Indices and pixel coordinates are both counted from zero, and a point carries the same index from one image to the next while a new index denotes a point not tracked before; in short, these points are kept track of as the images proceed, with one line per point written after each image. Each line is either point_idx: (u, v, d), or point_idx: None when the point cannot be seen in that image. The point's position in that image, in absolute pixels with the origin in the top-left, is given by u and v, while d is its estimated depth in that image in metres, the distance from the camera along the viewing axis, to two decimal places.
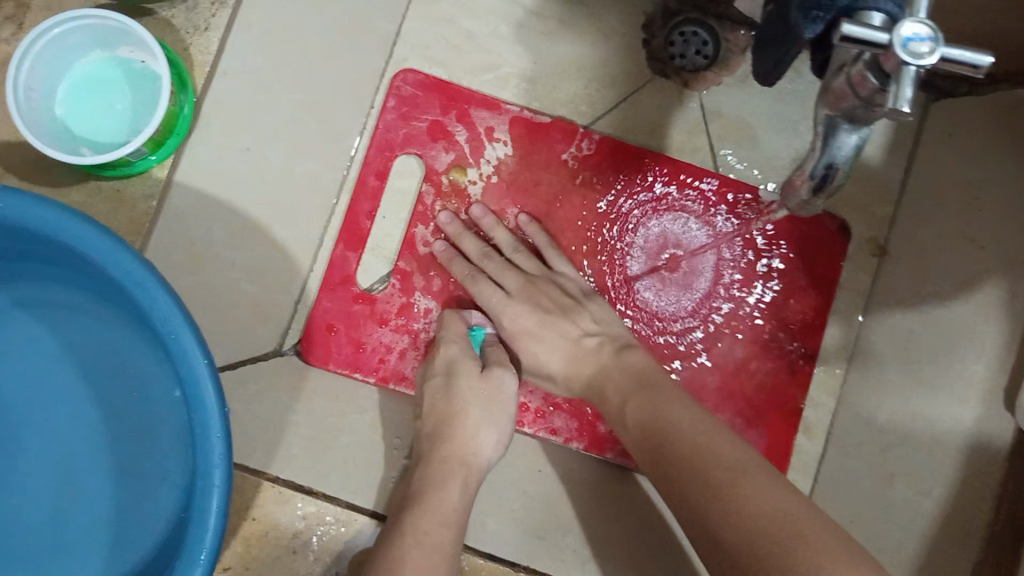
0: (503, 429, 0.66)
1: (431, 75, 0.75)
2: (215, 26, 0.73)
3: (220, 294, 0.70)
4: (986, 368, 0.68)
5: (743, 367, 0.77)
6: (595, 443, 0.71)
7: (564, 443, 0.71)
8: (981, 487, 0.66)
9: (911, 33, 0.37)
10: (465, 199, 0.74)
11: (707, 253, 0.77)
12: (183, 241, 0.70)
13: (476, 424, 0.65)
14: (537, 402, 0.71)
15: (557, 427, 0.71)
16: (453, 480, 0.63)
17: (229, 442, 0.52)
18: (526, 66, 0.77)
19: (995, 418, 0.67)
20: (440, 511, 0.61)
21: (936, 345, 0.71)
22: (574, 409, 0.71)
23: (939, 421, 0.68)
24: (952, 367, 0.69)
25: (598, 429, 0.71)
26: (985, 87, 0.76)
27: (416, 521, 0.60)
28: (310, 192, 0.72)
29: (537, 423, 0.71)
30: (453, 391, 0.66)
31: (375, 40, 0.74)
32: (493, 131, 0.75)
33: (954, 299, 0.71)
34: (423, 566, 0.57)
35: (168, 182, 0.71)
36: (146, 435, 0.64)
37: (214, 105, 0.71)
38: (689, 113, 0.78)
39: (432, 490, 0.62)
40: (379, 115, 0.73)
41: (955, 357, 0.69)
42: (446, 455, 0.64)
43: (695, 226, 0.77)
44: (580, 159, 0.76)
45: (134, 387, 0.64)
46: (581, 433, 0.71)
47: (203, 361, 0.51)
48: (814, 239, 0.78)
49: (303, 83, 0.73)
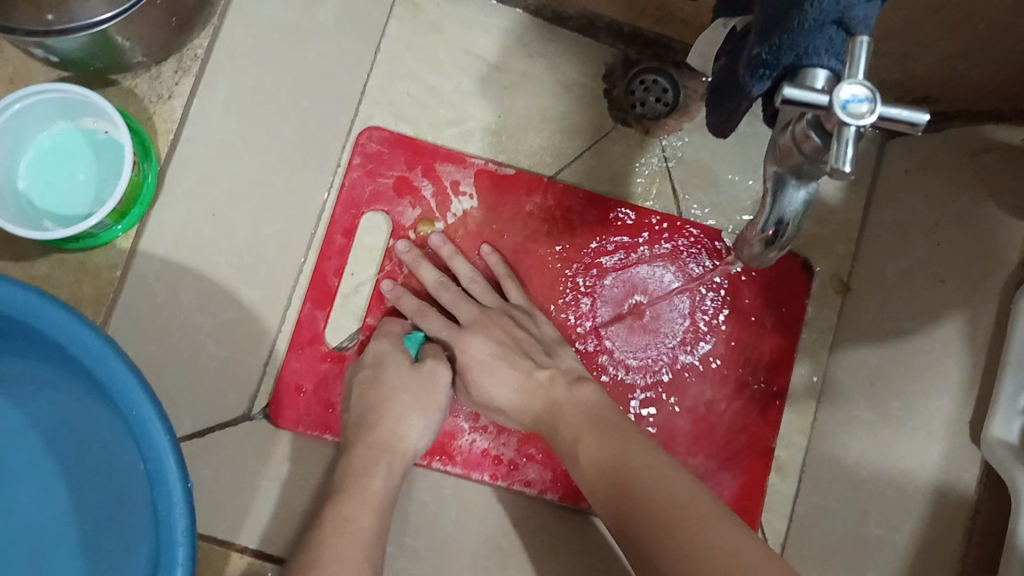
0: (430, 417, 0.68)
1: (396, 132, 0.75)
2: (178, 94, 0.73)
3: (187, 360, 0.69)
4: (951, 403, 0.67)
5: (713, 409, 0.78)
6: (569, 493, 0.72)
7: (539, 494, 0.72)
8: (954, 524, 0.64)
9: (849, 93, 0.37)
10: (433, 253, 0.74)
11: (670, 300, 0.78)
12: (149, 308, 0.69)
13: (402, 415, 0.67)
14: (510, 454, 0.72)
15: (531, 479, 0.72)
16: (375, 468, 0.65)
17: (192, 515, 0.52)
18: (491, 119, 0.78)
19: (964, 454, 0.66)
20: (360, 499, 0.64)
21: (898, 380, 0.72)
22: (548, 461, 0.72)
23: (911, 458, 0.68)
24: (920, 405, 0.69)
25: (572, 479, 0.72)
26: (940, 124, 0.77)
27: (335, 511, 0.63)
28: (278, 253, 0.72)
29: (511, 476, 0.72)
30: (379, 382, 0.68)
31: (340, 101, 0.75)
32: (458, 185, 0.75)
33: (915, 333, 0.71)
34: (339, 555, 0.59)
35: (132, 250, 0.70)
36: (110, 509, 0.62)
37: (177, 172, 0.72)
38: (652, 161, 0.79)
39: (354, 480, 0.64)
40: (345, 173, 0.74)
41: (925, 394, 0.69)
42: (367, 444, 0.66)
43: (659, 274, 0.78)
44: (545, 209, 0.77)
45: (95, 461, 0.63)
46: (555, 484, 0.72)
47: (164, 432, 0.51)
48: (779, 280, 0.80)
49: (268, 145, 0.73)
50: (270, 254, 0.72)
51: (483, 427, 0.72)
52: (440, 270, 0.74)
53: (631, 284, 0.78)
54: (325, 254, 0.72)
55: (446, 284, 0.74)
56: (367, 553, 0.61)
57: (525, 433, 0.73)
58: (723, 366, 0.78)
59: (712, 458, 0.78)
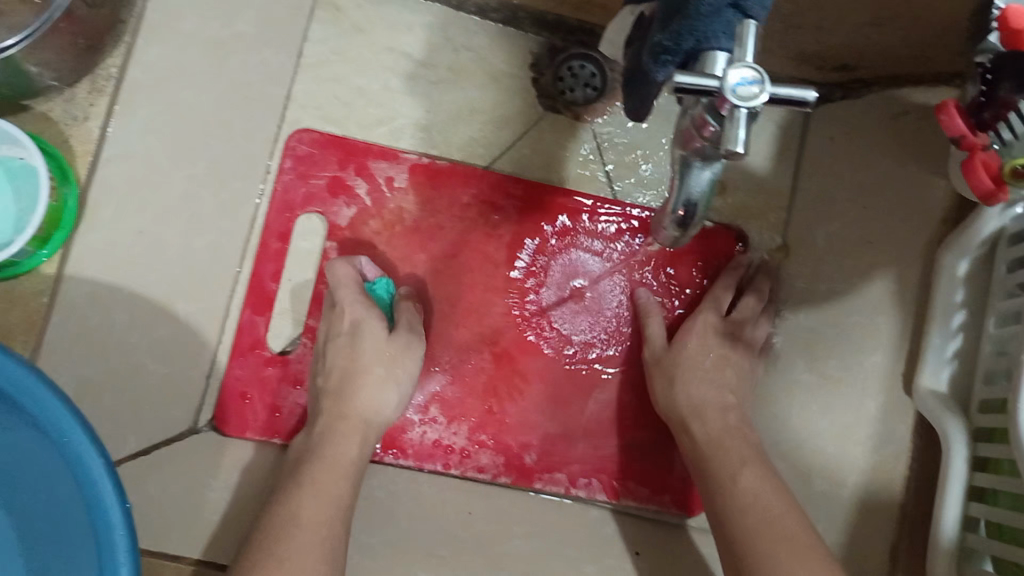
0: (405, 386, 0.69)
1: (325, 132, 0.75)
2: (94, 115, 0.72)
3: (127, 380, 0.69)
4: (883, 358, 0.75)
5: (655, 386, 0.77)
6: (522, 475, 0.74)
7: (492, 480, 0.74)
8: (890, 469, 0.74)
9: (738, 77, 0.37)
10: (372, 251, 0.75)
11: (600, 280, 0.78)
12: (83, 333, 0.69)
13: (380, 383, 0.68)
14: (462, 442, 0.74)
15: (484, 465, 0.74)
16: (353, 434, 0.66)
17: (134, 535, 0.53)
18: (421, 115, 0.78)
19: (898, 405, 0.74)
20: (339, 464, 0.64)
21: (836, 343, 0.76)
22: (499, 446, 0.75)
23: (846, 413, 0.74)
24: (855, 362, 0.75)
25: (524, 462, 0.75)
26: (861, 91, 0.79)
27: (316, 473, 0.63)
28: (212, 266, 0.72)
29: (464, 464, 0.74)
30: (357, 349, 0.68)
31: (264, 108, 0.75)
32: (393, 181, 0.76)
33: (850, 296, 0.76)
34: (320, 521, 0.60)
35: (59, 276, 0.70)
36: (49, 545, 0.60)
37: (100, 194, 0.71)
38: (584, 145, 0.80)
39: (332, 442, 0.65)
40: (276, 178, 0.74)
41: (859, 352, 0.75)
42: (347, 408, 0.67)
43: (595, 252, 0.78)
44: (481, 198, 0.77)
45: (31, 494, 0.61)
46: (507, 468, 0.74)
47: (99, 458, 0.52)
48: (714, 248, 0.78)
49: (193, 158, 0.73)
50: (203, 267, 0.72)
51: (432, 418, 0.74)
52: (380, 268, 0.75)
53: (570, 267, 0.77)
54: (262, 259, 0.72)
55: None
56: (343, 519, 0.62)
57: (474, 422, 0.75)
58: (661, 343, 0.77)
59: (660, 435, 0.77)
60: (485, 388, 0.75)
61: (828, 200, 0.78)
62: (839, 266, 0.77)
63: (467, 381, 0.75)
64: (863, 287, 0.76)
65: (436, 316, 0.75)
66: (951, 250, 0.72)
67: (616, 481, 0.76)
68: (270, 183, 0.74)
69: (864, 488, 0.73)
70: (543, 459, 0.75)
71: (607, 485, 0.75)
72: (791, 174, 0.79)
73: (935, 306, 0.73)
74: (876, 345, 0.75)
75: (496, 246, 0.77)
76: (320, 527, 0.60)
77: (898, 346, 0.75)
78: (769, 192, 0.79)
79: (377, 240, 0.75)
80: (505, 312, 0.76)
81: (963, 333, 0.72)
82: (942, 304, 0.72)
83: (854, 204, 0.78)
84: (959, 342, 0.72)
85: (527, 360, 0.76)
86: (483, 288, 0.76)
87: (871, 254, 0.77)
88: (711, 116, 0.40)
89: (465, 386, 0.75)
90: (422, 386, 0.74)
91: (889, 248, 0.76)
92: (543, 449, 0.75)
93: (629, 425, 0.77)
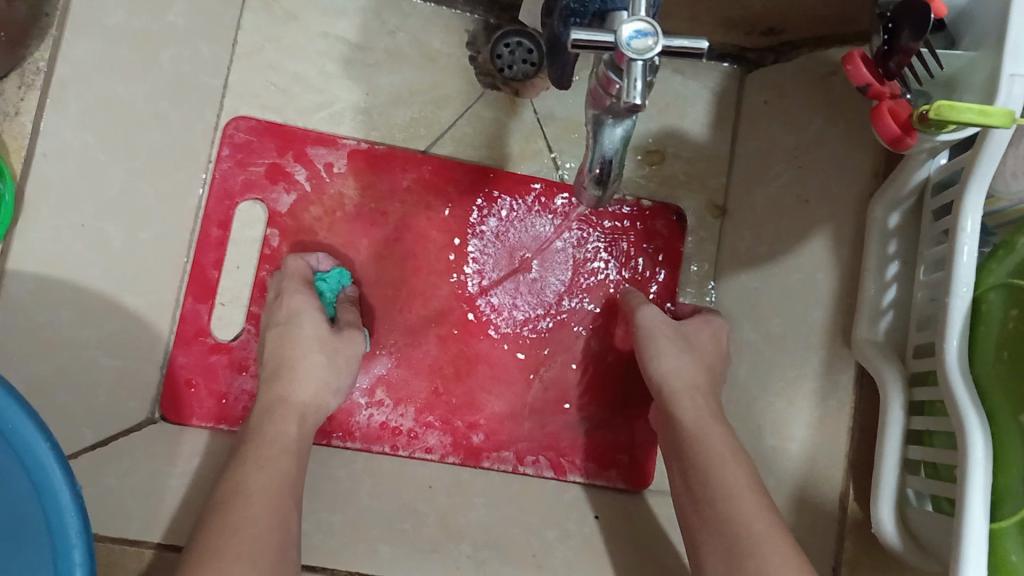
0: (344, 378, 0.70)
1: (263, 120, 0.77)
2: (25, 110, 0.70)
3: (78, 378, 0.68)
4: (825, 314, 0.76)
5: (600, 359, 0.80)
6: (471, 455, 0.77)
7: (440, 460, 0.76)
8: (840, 419, 0.74)
9: (631, 31, 0.39)
10: (313, 237, 0.77)
11: (552, 258, 0.80)
12: (28, 329, 0.67)
13: (318, 364, 0.69)
14: (409, 424, 0.76)
15: (432, 446, 0.76)
16: (291, 416, 0.66)
17: (85, 519, 0.52)
18: (360, 99, 0.80)
19: (841, 356, 0.75)
20: (280, 441, 0.64)
21: (780, 300, 0.79)
22: (445, 427, 0.77)
23: (793, 367, 0.77)
24: (800, 317, 0.77)
25: (472, 441, 0.77)
26: (789, 54, 0.82)
27: (254, 451, 0.63)
28: (161, 259, 0.73)
29: (412, 445, 0.76)
30: (297, 337, 0.69)
31: (203, 99, 0.76)
32: (332, 167, 0.77)
33: (791, 254, 0.78)
34: (262, 489, 0.59)
35: (1, 272, 0.68)
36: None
37: (36, 189, 0.70)
38: (524, 121, 0.81)
39: (270, 423, 0.65)
40: (215, 167, 0.76)
41: (804, 308, 0.77)
42: (285, 393, 0.67)
43: (540, 233, 0.80)
44: (422, 181, 0.79)
45: None
46: (455, 448, 0.77)
47: (45, 442, 0.52)
48: (659, 226, 0.82)
49: (132, 150, 0.72)
50: (150, 260, 0.72)
51: (379, 401, 0.76)
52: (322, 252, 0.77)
53: (512, 247, 0.80)
54: (202, 248, 0.75)
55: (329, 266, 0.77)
56: (286, 491, 0.61)
57: (421, 404, 0.77)
58: (603, 318, 0.81)
59: (601, 407, 0.80)
60: (431, 370, 0.77)
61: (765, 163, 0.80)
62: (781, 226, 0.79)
63: (414, 363, 0.77)
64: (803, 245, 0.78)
65: (380, 300, 0.77)
66: (881, 203, 0.73)
67: (565, 458, 0.78)
68: (213, 172, 0.76)
69: (813, 440, 0.74)
70: (490, 438, 0.77)
71: (554, 461, 0.78)
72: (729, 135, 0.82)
73: (869, 261, 0.75)
74: (819, 302, 0.77)
75: (440, 228, 0.79)
76: (261, 496, 0.59)
77: (836, 301, 0.76)
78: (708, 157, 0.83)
79: (316, 223, 0.77)
80: (450, 291, 0.79)
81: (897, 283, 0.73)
82: (875, 257, 0.74)
83: (791, 162, 0.79)
84: (894, 293, 0.73)
85: (473, 340, 0.79)
86: (426, 269, 0.78)
87: (810, 212, 0.78)
88: (612, 72, 0.41)
89: (411, 368, 0.77)
90: (368, 369, 0.77)
91: (824, 204, 0.78)
92: (490, 429, 0.78)
93: (571, 400, 0.79)
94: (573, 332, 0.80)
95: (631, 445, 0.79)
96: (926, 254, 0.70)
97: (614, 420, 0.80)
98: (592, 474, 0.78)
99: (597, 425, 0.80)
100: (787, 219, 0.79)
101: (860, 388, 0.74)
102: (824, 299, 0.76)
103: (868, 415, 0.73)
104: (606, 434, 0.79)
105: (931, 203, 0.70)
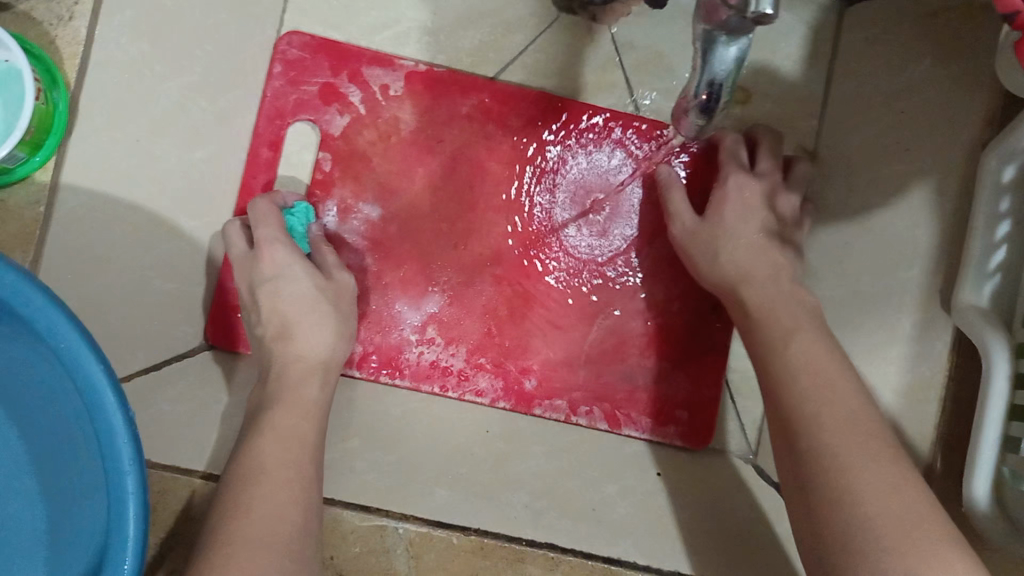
0: (342, 327, 0.66)
1: (318, 36, 0.72)
2: (79, 15, 0.69)
3: (131, 297, 0.67)
4: (922, 272, 0.70)
5: (666, 311, 0.74)
6: (522, 401, 0.72)
7: (491, 404, 0.72)
8: (927, 384, 0.69)
9: None
10: (366, 164, 0.72)
11: (619, 201, 0.75)
12: (84, 247, 0.67)
13: (322, 319, 0.65)
14: (460, 364, 0.72)
15: (483, 389, 0.72)
16: (310, 379, 0.63)
17: (138, 445, 0.52)
18: (427, 19, 0.75)
19: (935, 318, 0.70)
20: (299, 405, 0.61)
21: (871, 256, 0.72)
22: (496, 370, 0.72)
23: (882, 329, 0.70)
24: (894, 275, 0.71)
25: (524, 387, 0.72)
26: None
27: (275, 418, 0.60)
28: (215, 179, 0.70)
29: (462, 386, 0.72)
30: (285, 296, 0.65)
31: (263, 16, 0.72)
32: (388, 89, 0.72)
33: (887, 205, 0.71)
34: (280, 459, 0.57)
35: (54, 184, 0.67)
36: (57, 451, 0.60)
37: (92, 102, 0.69)
38: (601, 49, 0.75)
39: (286, 388, 0.62)
40: (266, 82, 0.71)
41: (898, 265, 0.70)
42: (287, 358, 0.64)
43: (605, 172, 0.75)
44: (479, 110, 0.73)
45: (37, 402, 0.60)
46: (507, 393, 0.72)
47: (99, 365, 0.51)
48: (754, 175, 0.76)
49: (189, 64, 0.70)
50: (206, 179, 0.70)
51: (431, 339, 0.72)
52: (375, 179, 0.72)
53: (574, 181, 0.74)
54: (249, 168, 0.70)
55: (384, 195, 0.72)
56: (307, 451, 0.59)
57: (473, 344, 0.72)
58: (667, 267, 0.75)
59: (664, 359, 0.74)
60: (485, 311, 0.72)
61: (864, 104, 0.73)
62: (876, 175, 0.72)
63: (467, 302, 0.72)
64: (901, 195, 0.71)
65: (436, 233, 0.72)
66: (994, 154, 0.68)
67: (620, 409, 0.73)
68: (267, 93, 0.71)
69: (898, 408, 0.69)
70: (543, 384, 0.73)
71: (609, 412, 0.73)
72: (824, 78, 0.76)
73: (976, 219, 0.68)
74: (914, 258, 0.70)
75: (503, 160, 0.73)
76: (280, 464, 0.57)
77: (935, 258, 0.70)
78: (798, 96, 0.77)
79: (370, 147, 0.72)
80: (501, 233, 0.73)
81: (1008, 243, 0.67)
82: (984, 212, 0.68)
83: (891, 106, 0.72)
84: (1004, 254, 0.67)
85: (531, 281, 0.73)
86: (484, 206, 0.73)
87: (909, 159, 0.71)
88: None
89: (464, 308, 0.72)
90: (419, 306, 0.72)
91: (923, 153, 0.71)
92: (543, 375, 0.73)
93: (631, 351, 0.74)
94: (637, 277, 0.74)
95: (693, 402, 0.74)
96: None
97: (677, 376, 0.74)
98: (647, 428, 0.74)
99: (661, 378, 0.74)
100: (885, 167, 0.72)
101: (957, 353, 0.69)
102: (920, 254, 0.70)
103: (961, 381, 0.69)
104: (667, 388, 0.74)
105: None
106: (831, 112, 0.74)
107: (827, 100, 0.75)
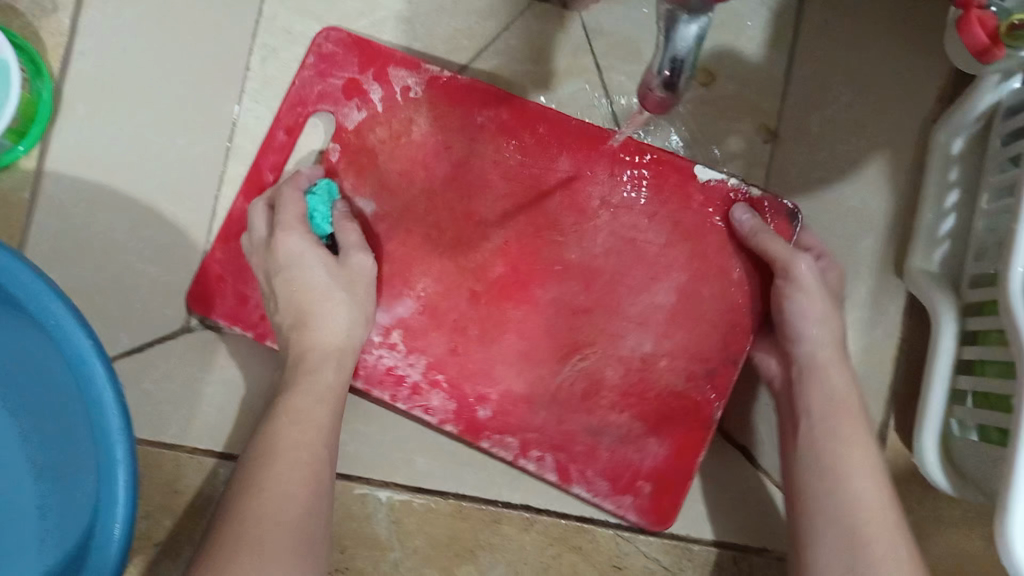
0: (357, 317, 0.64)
1: (355, 34, 0.71)
2: (62, 6, 0.71)
3: (117, 279, 0.70)
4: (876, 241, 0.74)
5: (650, 364, 0.70)
6: (470, 429, 0.69)
7: (438, 425, 0.70)
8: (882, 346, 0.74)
9: None
10: (372, 159, 0.70)
11: (629, 237, 0.70)
12: (70, 231, 0.70)
13: (334, 308, 0.63)
14: (417, 377, 0.69)
15: (432, 407, 0.69)
16: (328, 361, 0.63)
17: (127, 416, 0.53)
18: (403, 8, 0.76)
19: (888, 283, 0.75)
20: (315, 390, 0.61)
21: (834, 227, 0.75)
22: (452, 390, 0.69)
23: (844, 296, 0.74)
24: (852, 246, 0.75)
25: (476, 415, 0.69)
26: None
27: (291, 400, 0.61)
28: (194, 166, 0.72)
29: (413, 401, 0.69)
30: (303, 283, 0.63)
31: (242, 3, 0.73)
32: (409, 90, 0.71)
33: (845, 180, 0.75)
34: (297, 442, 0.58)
35: (39, 172, 0.70)
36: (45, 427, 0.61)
37: (74, 89, 0.71)
38: (572, 35, 0.77)
39: (303, 372, 0.62)
40: (298, 72, 0.71)
41: (856, 236, 0.75)
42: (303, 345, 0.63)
43: (611, 203, 0.71)
44: (503, 124, 0.71)
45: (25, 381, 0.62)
46: (457, 416, 0.69)
47: (87, 337, 0.53)
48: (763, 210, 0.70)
49: (168, 54, 0.72)
50: (185, 167, 0.71)
51: (392, 344, 0.69)
52: (376, 177, 0.70)
53: (580, 205, 0.71)
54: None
55: (380, 194, 0.70)
56: (324, 435, 0.60)
57: (435, 358, 0.69)
58: (670, 307, 0.70)
59: (639, 419, 0.70)
60: (453, 326, 0.70)
61: (829, 87, 0.76)
62: (837, 152, 0.76)
63: (438, 314, 0.70)
64: (859, 169, 0.75)
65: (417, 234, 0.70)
66: (943, 128, 0.72)
67: (575, 466, 0.70)
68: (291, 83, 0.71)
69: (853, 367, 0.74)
70: (497, 417, 0.70)
71: (560, 466, 0.70)
72: (785, 62, 0.77)
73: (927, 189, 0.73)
74: (869, 228, 0.75)
75: (492, 162, 0.71)
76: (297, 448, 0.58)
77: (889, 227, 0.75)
78: (763, 78, 0.77)
79: (377, 142, 0.70)
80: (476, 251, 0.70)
81: (956, 213, 0.72)
82: (935, 182, 0.72)
83: (849, 86, 0.76)
84: (953, 222, 0.72)
85: (506, 302, 0.70)
86: (479, 217, 0.70)
87: (865, 137, 0.75)
88: None
89: (434, 318, 0.70)
90: (391, 308, 0.70)
91: (879, 128, 0.75)
92: (499, 407, 0.70)
93: (602, 406, 0.70)
94: (630, 313, 0.70)
95: (658, 474, 0.70)
96: (991, 181, 0.70)
97: (648, 443, 0.70)
98: (601, 496, 0.70)
99: (629, 441, 0.70)
100: (843, 145, 0.76)
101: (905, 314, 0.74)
102: (875, 226, 0.74)
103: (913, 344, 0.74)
104: (633, 452, 0.70)
105: (1001, 126, 0.69)
106: (795, 88, 0.77)
107: (790, 78, 0.77)
